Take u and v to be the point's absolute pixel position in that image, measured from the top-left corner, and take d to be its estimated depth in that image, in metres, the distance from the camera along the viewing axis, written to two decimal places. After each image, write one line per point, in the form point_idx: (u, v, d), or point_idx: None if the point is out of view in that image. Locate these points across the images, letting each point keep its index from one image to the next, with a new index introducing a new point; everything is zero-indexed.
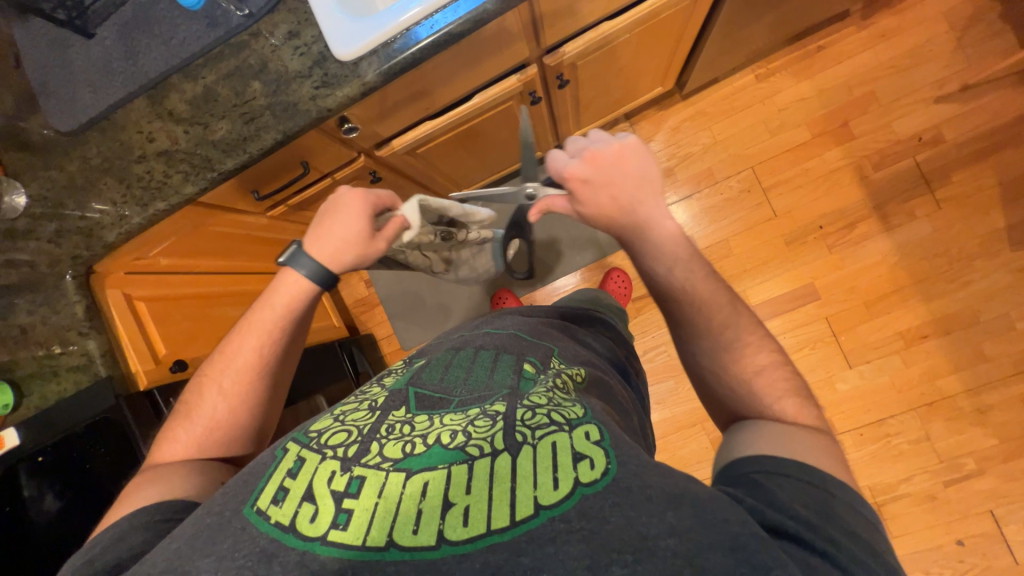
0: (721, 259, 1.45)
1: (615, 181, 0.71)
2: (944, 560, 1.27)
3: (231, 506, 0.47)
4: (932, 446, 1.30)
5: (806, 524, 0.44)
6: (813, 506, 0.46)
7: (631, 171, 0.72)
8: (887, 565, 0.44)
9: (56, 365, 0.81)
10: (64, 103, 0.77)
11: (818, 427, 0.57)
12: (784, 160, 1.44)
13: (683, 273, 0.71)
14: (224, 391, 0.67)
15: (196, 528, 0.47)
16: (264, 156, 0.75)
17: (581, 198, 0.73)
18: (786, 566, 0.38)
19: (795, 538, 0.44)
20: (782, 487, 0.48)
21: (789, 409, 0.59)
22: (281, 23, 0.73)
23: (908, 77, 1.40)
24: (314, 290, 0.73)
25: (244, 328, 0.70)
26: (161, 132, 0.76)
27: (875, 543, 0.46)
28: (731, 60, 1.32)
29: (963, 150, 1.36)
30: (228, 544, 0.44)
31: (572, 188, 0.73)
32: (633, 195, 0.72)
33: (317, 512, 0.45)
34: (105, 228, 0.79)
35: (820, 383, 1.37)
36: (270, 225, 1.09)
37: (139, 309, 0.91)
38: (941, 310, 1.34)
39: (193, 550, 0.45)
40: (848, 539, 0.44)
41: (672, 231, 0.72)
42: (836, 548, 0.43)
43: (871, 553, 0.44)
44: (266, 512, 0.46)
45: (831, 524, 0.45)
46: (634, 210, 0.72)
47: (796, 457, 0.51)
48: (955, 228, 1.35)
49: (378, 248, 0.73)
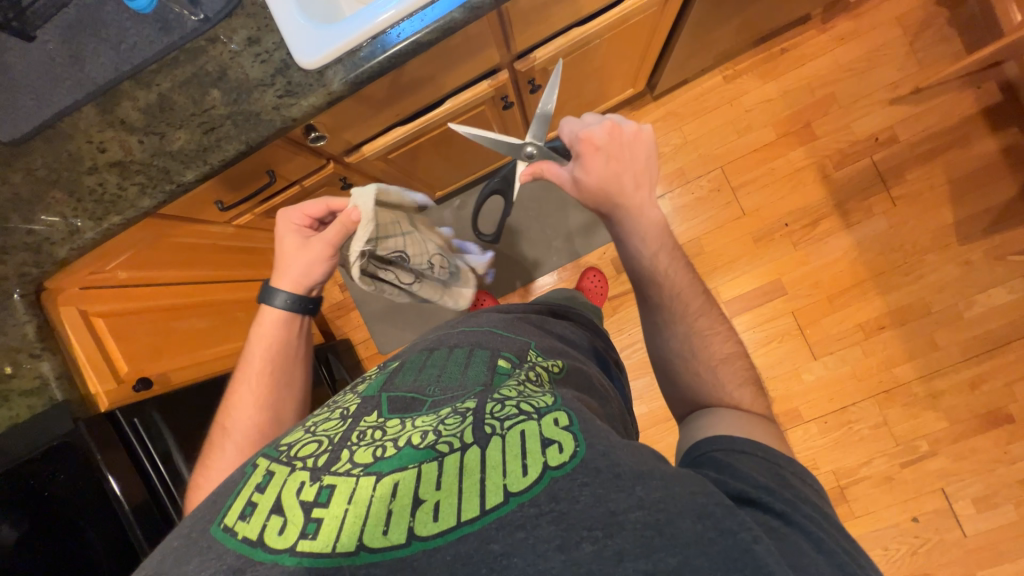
0: (693, 257, 1.48)
1: (622, 163, 0.69)
2: (901, 536, 1.35)
3: (198, 528, 0.46)
4: (890, 430, 1.38)
5: (768, 489, 0.47)
6: (771, 476, 0.49)
7: (630, 161, 0.69)
8: (837, 525, 0.47)
9: (6, 391, 0.77)
10: (4, 110, 0.72)
11: (764, 414, 0.61)
12: (752, 160, 1.48)
13: (666, 260, 0.72)
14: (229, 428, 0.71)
15: (166, 552, 0.46)
16: (226, 167, 0.72)
17: (585, 167, 0.70)
18: (750, 533, 0.41)
19: (757, 504, 0.45)
20: (740, 461, 0.51)
21: (744, 398, 0.63)
22: (240, 28, 0.70)
23: (865, 79, 1.46)
24: (291, 315, 0.78)
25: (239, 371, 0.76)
26: (113, 142, 0.72)
27: (822, 505, 0.49)
28: (700, 62, 1.34)
29: (916, 150, 1.43)
30: (195, 563, 0.43)
31: (581, 152, 0.69)
32: (635, 182, 0.70)
33: (285, 524, 0.44)
34: (55, 244, 0.74)
35: (787, 374, 1.43)
36: (237, 234, 1.06)
37: (98, 326, 0.87)
38: (898, 302, 1.41)
39: (164, 571, 0.44)
40: (801, 501, 0.47)
41: (657, 220, 0.71)
42: (796, 510, 0.45)
43: (823, 517, 0.47)
44: (233, 528, 0.45)
45: (787, 488, 0.48)
46: (631, 194, 0.70)
47: (749, 437, 0.55)
48: (909, 224, 1.42)
49: (316, 252, 0.77)
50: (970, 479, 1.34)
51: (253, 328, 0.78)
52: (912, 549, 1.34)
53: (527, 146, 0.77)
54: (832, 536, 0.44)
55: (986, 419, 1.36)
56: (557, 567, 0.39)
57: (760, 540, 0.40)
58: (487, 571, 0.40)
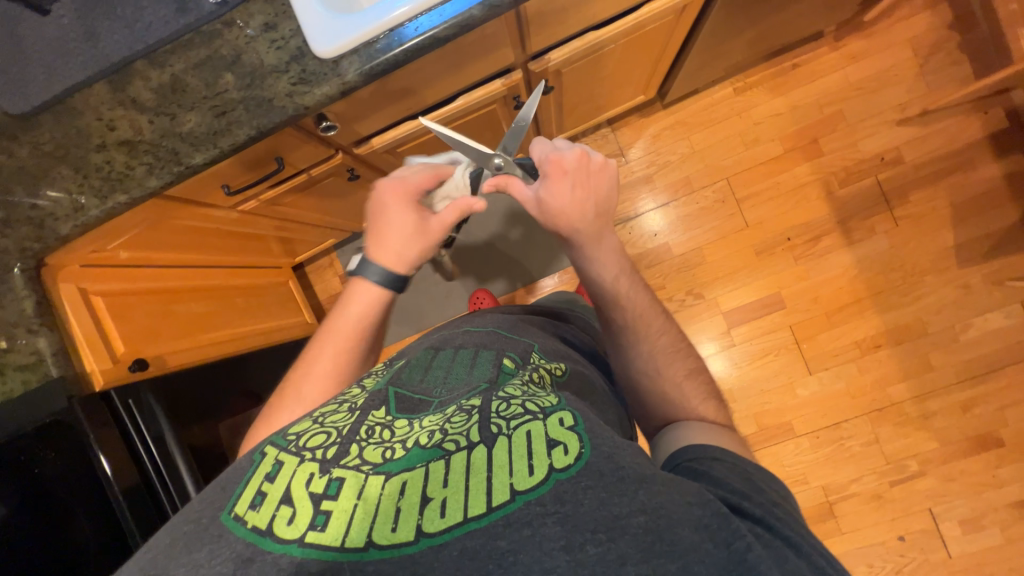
0: (694, 266, 1.49)
1: (587, 190, 0.65)
2: (887, 554, 1.35)
3: (209, 513, 0.46)
4: (881, 448, 1.39)
5: (743, 494, 0.47)
6: (744, 480, 0.50)
7: (591, 188, 0.66)
8: (802, 521, 0.48)
9: (2, 364, 0.76)
10: (14, 83, 0.71)
11: (727, 424, 0.64)
12: (757, 173, 1.49)
13: (627, 283, 0.71)
14: (302, 399, 0.65)
15: (172, 537, 0.45)
16: (236, 152, 0.72)
17: (550, 189, 0.65)
18: (745, 540, 0.41)
19: (743, 512, 0.46)
20: (716, 467, 0.51)
21: (707, 410, 0.64)
22: (257, 13, 0.70)
23: (873, 99, 1.47)
24: (385, 293, 0.73)
25: (320, 339, 0.70)
26: (123, 121, 0.72)
27: (787, 503, 0.50)
28: (711, 73, 1.35)
29: (921, 172, 1.44)
30: (206, 551, 0.43)
31: (547, 174, 0.66)
32: (597, 209, 0.67)
33: (295, 515, 0.44)
34: (58, 220, 0.74)
35: (782, 388, 1.44)
36: (242, 219, 1.05)
37: (95, 304, 0.86)
38: (895, 322, 1.42)
39: (169, 558, 0.43)
40: (776, 506, 0.48)
41: (614, 246, 0.71)
42: (773, 515, 0.46)
43: (796, 520, 0.47)
44: (243, 517, 0.44)
45: (761, 493, 0.48)
46: (593, 222, 0.67)
47: (725, 447, 0.55)
48: (910, 245, 1.43)
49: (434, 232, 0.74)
50: (958, 501, 1.35)
51: (346, 293, 0.73)
52: (898, 568, 1.35)
53: (495, 157, 0.75)
54: (809, 539, 0.45)
55: (976, 442, 1.37)
56: (562, 567, 0.40)
57: (753, 547, 0.41)
58: (494, 568, 0.40)
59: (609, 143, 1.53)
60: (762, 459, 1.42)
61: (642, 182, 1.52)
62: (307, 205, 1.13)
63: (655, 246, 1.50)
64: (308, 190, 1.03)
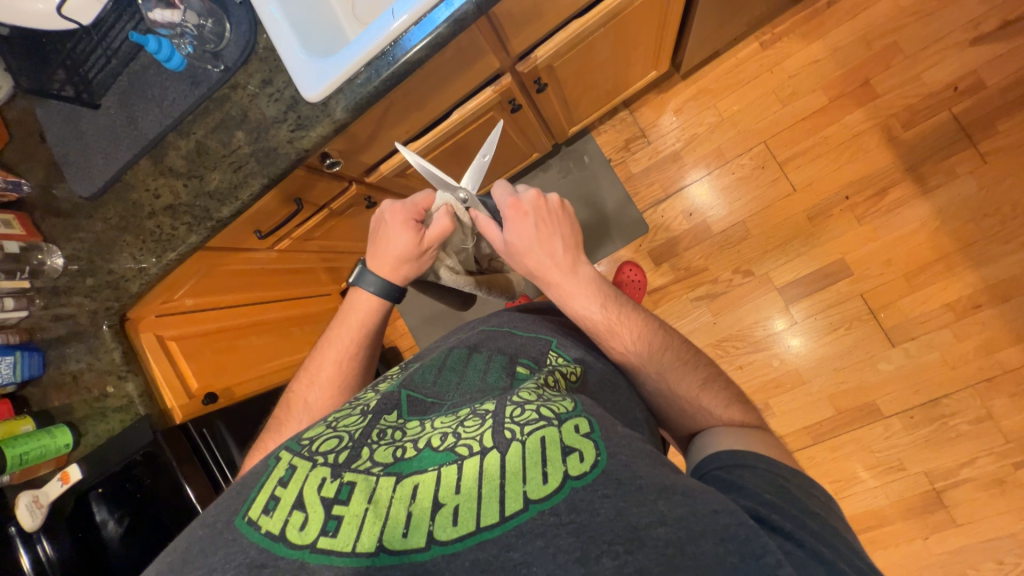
0: (739, 242, 1.37)
1: (549, 227, 0.73)
2: (1019, 548, 1.16)
3: (223, 520, 0.49)
4: (996, 425, 1.19)
5: (774, 506, 0.46)
6: (775, 490, 0.49)
7: (547, 223, 0.73)
8: (839, 532, 0.47)
9: (104, 407, 0.89)
10: (81, 170, 0.84)
11: (754, 428, 0.61)
12: (800, 130, 1.34)
13: (614, 307, 0.71)
14: (308, 406, 0.72)
15: (188, 542, 0.49)
16: (255, 201, 0.79)
17: (516, 230, 0.73)
18: (775, 556, 0.40)
19: (776, 527, 0.45)
20: (744, 476, 0.51)
21: (728, 417, 0.63)
22: (255, 72, 0.77)
23: (935, 21, 1.27)
24: (383, 305, 0.79)
25: (324, 349, 0.78)
26: (164, 188, 0.82)
27: (829, 515, 0.49)
28: (731, 31, 1.24)
29: (1007, 97, 1.22)
30: (220, 555, 0.46)
31: (508, 218, 0.73)
32: (564, 240, 0.73)
33: (306, 520, 0.47)
34: (129, 280, 0.86)
35: (858, 365, 1.28)
36: (282, 257, 1.15)
37: (171, 349, 0.99)
38: (997, 276, 1.21)
39: (190, 561, 0.47)
40: (811, 518, 0.47)
41: (591, 275, 0.73)
42: (805, 529, 0.45)
43: (833, 532, 0.46)
44: (256, 522, 0.48)
45: (793, 503, 0.47)
46: (562, 254, 0.73)
47: (755, 451, 0.54)
48: (1006, 183, 1.21)
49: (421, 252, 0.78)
50: None
51: (347, 306, 0.80)
52: None
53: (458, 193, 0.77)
54: (846, 553, 0.44)
55: None
56: None
57: (784, 564, 0.40)
58: None
59: (629, 125, 1.46)
60: (844, 445, 1.27)
61: (671, 159, 1.43)
62: (338, 235, 1.21)
63: (692, 226, 1.40)
64: (333, 223, 1.11)
